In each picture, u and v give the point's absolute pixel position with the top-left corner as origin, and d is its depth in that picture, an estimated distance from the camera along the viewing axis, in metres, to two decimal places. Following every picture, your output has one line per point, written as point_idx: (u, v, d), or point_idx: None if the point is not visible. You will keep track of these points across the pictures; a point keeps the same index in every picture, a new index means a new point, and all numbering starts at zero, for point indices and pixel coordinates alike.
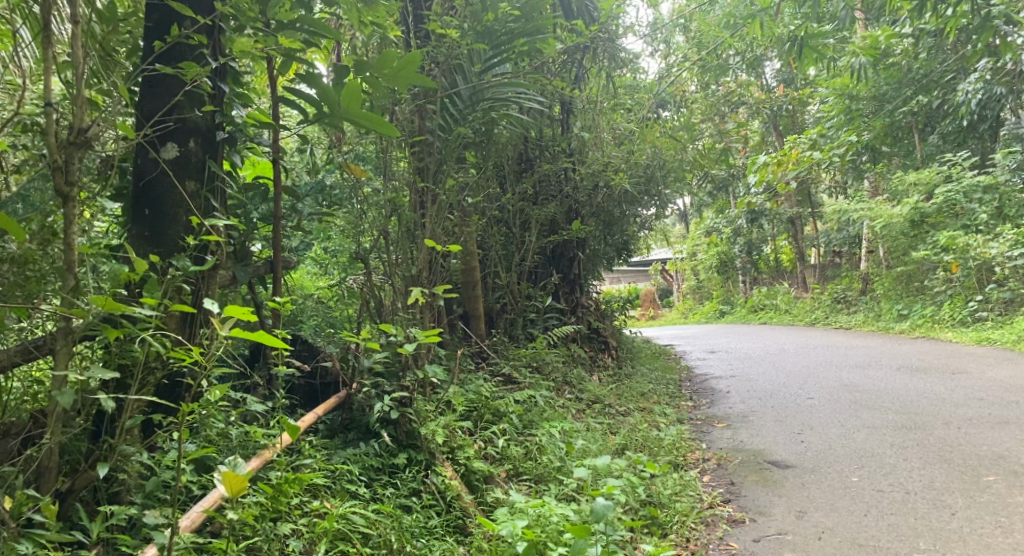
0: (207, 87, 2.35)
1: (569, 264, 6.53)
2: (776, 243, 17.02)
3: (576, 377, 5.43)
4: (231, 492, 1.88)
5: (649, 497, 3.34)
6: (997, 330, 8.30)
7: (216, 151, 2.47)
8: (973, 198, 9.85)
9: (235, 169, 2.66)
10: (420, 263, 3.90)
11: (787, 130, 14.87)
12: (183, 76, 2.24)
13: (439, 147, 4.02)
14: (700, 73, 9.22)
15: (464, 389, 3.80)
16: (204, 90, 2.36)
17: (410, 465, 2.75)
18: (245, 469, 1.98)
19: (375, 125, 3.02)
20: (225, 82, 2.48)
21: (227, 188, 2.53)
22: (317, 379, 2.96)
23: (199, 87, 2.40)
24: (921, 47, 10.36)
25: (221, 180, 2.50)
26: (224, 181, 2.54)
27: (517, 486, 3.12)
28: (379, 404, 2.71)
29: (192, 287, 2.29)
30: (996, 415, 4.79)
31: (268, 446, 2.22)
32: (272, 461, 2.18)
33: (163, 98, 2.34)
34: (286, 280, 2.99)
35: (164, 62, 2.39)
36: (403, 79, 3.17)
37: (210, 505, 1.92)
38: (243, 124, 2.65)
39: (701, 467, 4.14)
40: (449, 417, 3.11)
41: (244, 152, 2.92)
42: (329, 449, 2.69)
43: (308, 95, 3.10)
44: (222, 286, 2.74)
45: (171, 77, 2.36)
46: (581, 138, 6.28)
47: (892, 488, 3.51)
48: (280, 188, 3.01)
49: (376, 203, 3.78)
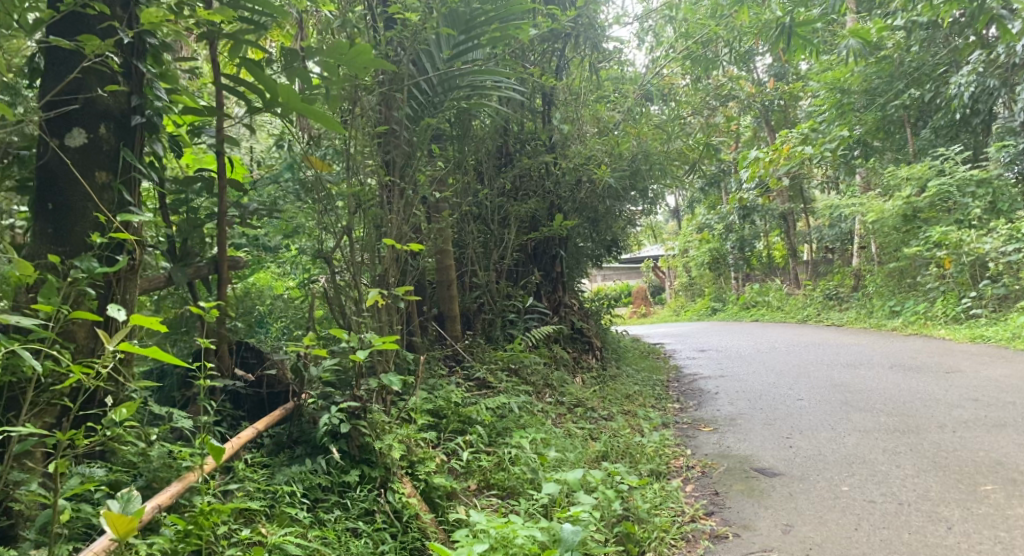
0: (111, 65, 2.17)
1: (551, 262, 6.33)
2: (768, 239, 16.82)
3: (558, 380, 5.22)
4: (118, 534, 1.66)
5: (625, 511, 3.12)
6: (991, 327, 8.13)
7: (133, 138, 2.30)
8: (967, 192, 9.70)
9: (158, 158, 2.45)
10: (386, 262, 3.69)
11: (779, 125, 14.69)
12: (82, 50, 2.06)
13: (407, 138, 3.82)
14: (690, 66, 9.03)
15: (431, 396, 3.60)
16: (110, 68, 2.17)
17: (363, 483, 2.52)
18: (139, 505, 1.74)
19: (321, 120, 2.83)
20: (138, 58, 2.29)
21: (146, 179, 2.34)
22: (262, 388, 2.75)
23: (105, 65, 2.22)
24: (913, 39, 10.16)
25: (139, 170, 2.31)
26: (143, 171, 2.35)
27: (482, 503, 2.92)
28: (326, 417, 2.48)
29: (101, 292, 2.10)
30: (993, 416, 4.60)
31: (191, 470, 2.01)
32: (194, 488, 1.99)
33: (65, 76, 2.17)
34: (230, 283, 2.78)
35: (62, 34, 2.20)
36: (360, 65, 3.03)
37: (98, 549, 1.66)
38: (166, 108, 2.42)
39: (684, 476, 3.93)
40: (409, 428, 2.89)
41: (178, 144, 2.73)
42: (272, 467, 2.46)
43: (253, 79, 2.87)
44: (155, 287, 2.54)
45: (73, 54, 2.18)
46: (562, 130, 6.06)
47: (885, 499, 3.31)
48: (223, 181, 2.78)
49: (337, 199, 3.55)
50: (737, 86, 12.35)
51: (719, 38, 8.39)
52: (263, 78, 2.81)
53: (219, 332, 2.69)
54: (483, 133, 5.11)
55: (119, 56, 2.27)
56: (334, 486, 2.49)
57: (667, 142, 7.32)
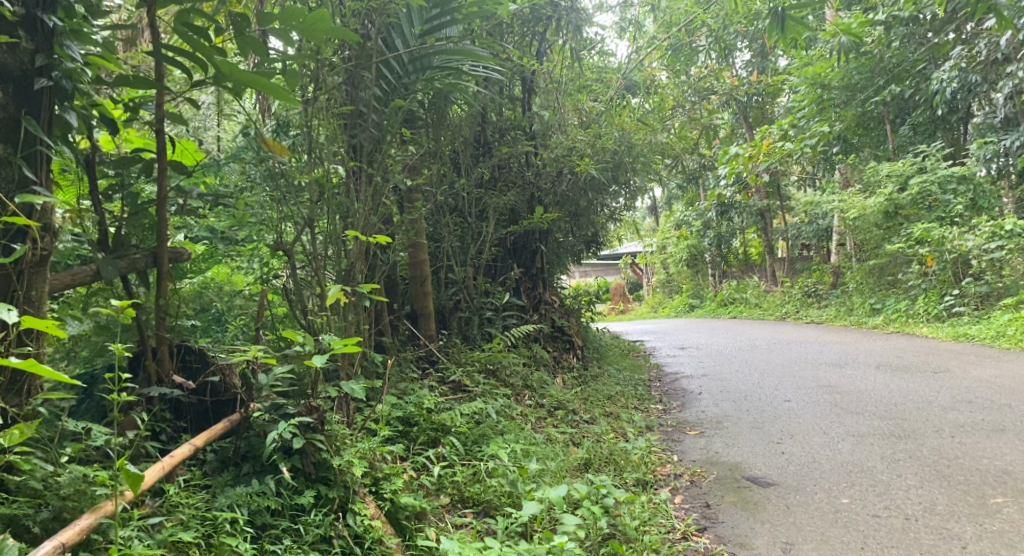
0: (2, 11, 1.93)
1: (531, 257, 6.06)
2: (745, 236, 16.63)
3: (537, 381, 4.95)
4: None
5: (613, 530, 2.86)
6: (974, 325, 7.99)
7: (36, 105, 2.06)
8: (948, 188, 9.61)
9: (68, 130, 2.16)
10: (353, 255, 3.39)
11: (757, 121, 14.55)
12: None
13: (375, 121, 3.54)
14: (672, 57, 8.78)
15: (400, 402, 3.32)
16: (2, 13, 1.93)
17: (318, 505, 2.22)
18: None
19: (270, 90, 2.52)
20: (42, 11, 2.05)
21: (51, 154, 2.10)
22: (206, 396, 2.44)
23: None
24: (893, 36, 9.87)
25: (43, 142, 2.08)
26: (46, 145, 2.10)
27: (456, 523, 2.65)
28: (274, 432, 2.16)
29: None
30: (991, 420, 4.40)
31: (107, 500, 1.74)
32: (110, 520, 1.72)
33: None
34: (171, 278, 2.44)
35: None
36: (318, 32, 2.70)
37: None
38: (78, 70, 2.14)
39: (672, 486, 3.68)
40: (374, 441, 2.59)
41: (108, 121, 2.40)
42: (212, 488, 2.14)
43: (194, 42, 2.52)
44: (78, 283, 2.24)
45: None
46: (543, 118, 5.80)
47: (890, 513, 3.08)
48: (163, 160, 2.46)
49: (299, 185, 3.24)
50: (718, 80, 12.21)
51: (703, 27, 8.10)
52: (214, 45, 2.53)
53: (157, 334, 2.38)
54: (458, 120, 4.82)
55: (18, 6, 2.03)
56: (284, 510, 2.18)
57: (650, 133, 7.04)
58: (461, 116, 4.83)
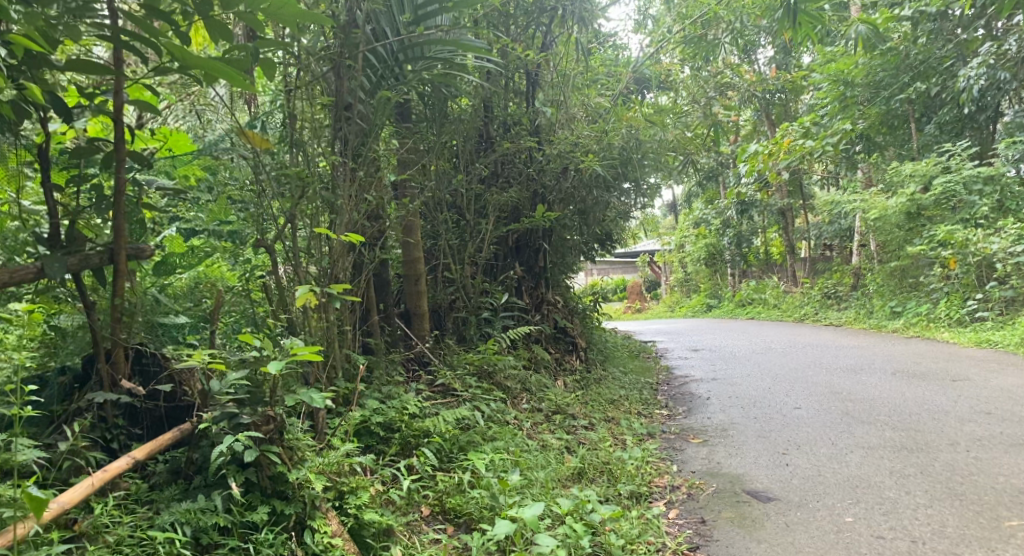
0: None
1: (534, 256, 5.91)
2: (765, 235, 16.31)
3: (536, 384, 4.79)
4: None
5: (596, 548, 2.70)
6: (997, 331, 7.69)
7: None
8: (974, 189, 9.23)
9: None
10: (335, 253, 3.26)
11: (779, 119, 14.20)
12: None
13: (362, 113, 3.39)
14: (688, 52, 8.49)
15: (381, 406, 3.19)
16: None
17: (272, 523, 2.09)
18: None
19: (227, 77, 2.34)
20: None
21: None
22: (160, 401, 2.38)
23: None
24: (920, 31, 9.52)
25: None
26: None
27: (429, 539, 2.51)
28: (218, 446, 2.03)
29: None
30: (1010, 434, 4.17)
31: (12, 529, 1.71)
32: (13, 549, 1.70)
33: None
34: (127, 275, 2.33)
35: None
36: (289, 15, 2.46)
37: None
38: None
39: (668, 499, 3.50)
40: (343, 451, 2.45)
41: (29, 101, 2.24)
42: (156, 505, 2.04)
43: (150, 18, 2.34)
44: (21, 280, 2.13)
45: None
46: (547, 114, 5.65)
47: (895, 534, 2.89)
48: (120, 150, 2.34)
49: (279, 180, 3.11)
50: (737, 76, 11.89)
51: (719, 20, 7.84)
52: (177, 29, 2.41)
53: (111, 339, 2.30)
54: (456, 113, 4.67)
55: None
56: (235, 527, 2.05)
57: (660, 130, 6.84)
58: (459, 110, 4.67)
